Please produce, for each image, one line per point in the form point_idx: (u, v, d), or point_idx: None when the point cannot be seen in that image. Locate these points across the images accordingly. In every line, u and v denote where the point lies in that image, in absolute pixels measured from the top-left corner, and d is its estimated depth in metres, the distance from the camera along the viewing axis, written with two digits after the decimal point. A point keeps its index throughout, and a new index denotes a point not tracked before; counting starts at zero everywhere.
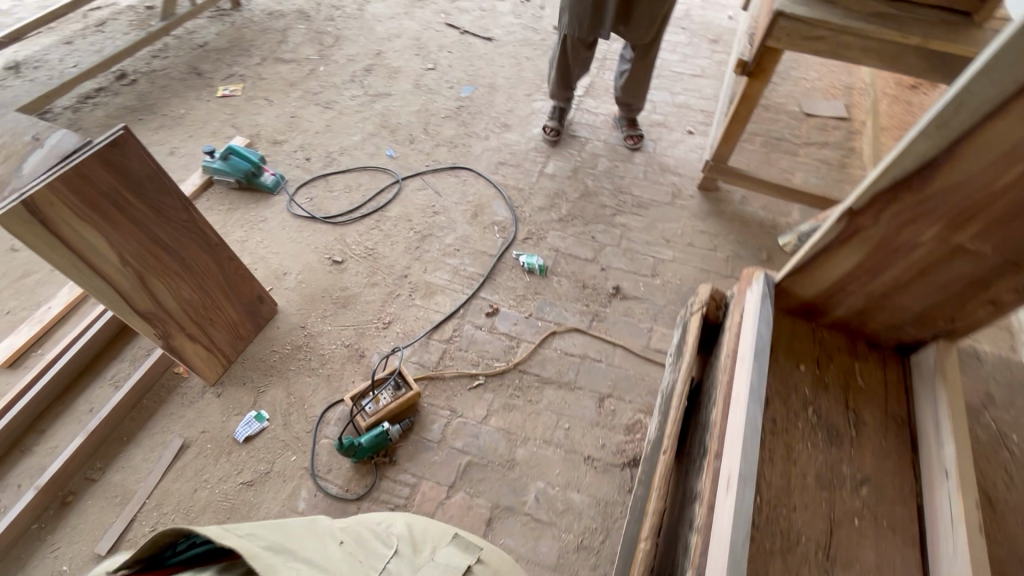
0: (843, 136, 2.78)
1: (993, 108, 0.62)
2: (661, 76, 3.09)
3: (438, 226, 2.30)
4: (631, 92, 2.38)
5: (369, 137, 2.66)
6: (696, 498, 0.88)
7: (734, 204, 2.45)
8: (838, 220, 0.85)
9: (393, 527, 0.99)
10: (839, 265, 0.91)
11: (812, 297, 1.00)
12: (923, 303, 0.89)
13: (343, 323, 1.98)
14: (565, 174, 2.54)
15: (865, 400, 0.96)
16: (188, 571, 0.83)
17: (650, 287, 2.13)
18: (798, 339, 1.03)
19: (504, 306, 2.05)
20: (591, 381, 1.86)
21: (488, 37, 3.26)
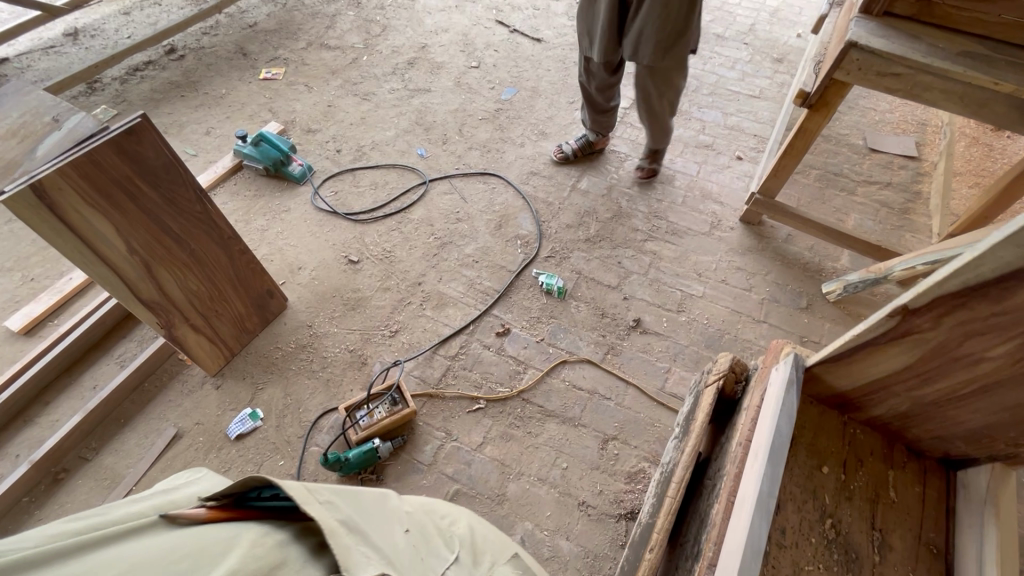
0: (910, 177, 2.54)
1: None
2: (716, 94, 2.91)
3: (460, 234, 2.23)
4: (666, 120, 2.18)
5: (403, 134, 2.60)
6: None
7: (777, 242, 2.27)
8: (887, 316, 0.72)
9: (454, 526, 1.01)
10: (884, 363, 0.78)
11: (848, 390, 0.87)
12: (982, 422, 0.75)
13: (349, 326, 1.93)
14: (599, 191, 2.41)
15: (895, 519, 0.83)
16: (267, 523, 0.76)
17: (673, 323, 2.00)
18: (825, 434, 0.89)
19: (516, 327, 1.96)
20: (597, 420, 1.75)
21: (537, 38, 3.14)
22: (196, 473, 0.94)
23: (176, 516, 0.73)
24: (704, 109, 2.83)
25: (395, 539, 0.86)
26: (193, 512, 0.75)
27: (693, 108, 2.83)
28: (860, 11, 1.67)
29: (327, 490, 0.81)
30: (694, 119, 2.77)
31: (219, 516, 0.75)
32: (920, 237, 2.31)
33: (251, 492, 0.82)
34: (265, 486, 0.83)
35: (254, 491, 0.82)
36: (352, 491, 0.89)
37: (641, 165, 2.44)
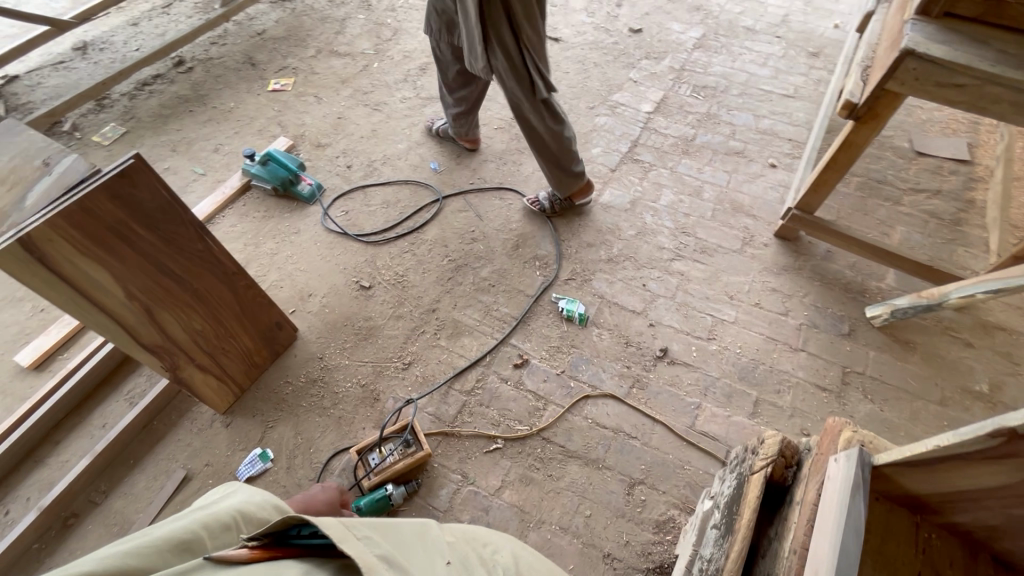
0: (962, 183, 2.34)
1: None
2: (747, 94, 2.73)
3: (475, 255, 2.13)
4: (557, 168, 2.03)
5: (415, 146, 2.51)
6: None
7: (815, 259, 2.11)
8: (987, 436, 0.59)
9: (496, 556, 1.03)
10: (976, 478, 0.65)
11: (925, 494, 0.74)
12: None
13: (361, 358, 1.86)
14: (622, 206, 2.29)
15: None
16: (309, 565, 0.76)
17: (704, 352, 1.87)
18: (894, 541, 0.77)
19: (535, 357, 1.86)
20: (622, 462, 1.65)
21: (555, 38, 3.04)
22: (231, 487, 1.00)
23: (217, 556, 0.74)
24: (733, 111, 2.65)
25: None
26: (233, 552, 0.75)
27: (721, 110, 2.65)
28: (916, 13, 1.50)
29: (366, 527, 0.86)
30: (723, 123, 2.60)
31: (262, 556, 0.76)
32: (973, 251, 2.12)
33: (291, 530, 0.80)
34: (304, 521, 0.81)
35: (295, 528, 0.80)
36: (390, 525, 0.95)
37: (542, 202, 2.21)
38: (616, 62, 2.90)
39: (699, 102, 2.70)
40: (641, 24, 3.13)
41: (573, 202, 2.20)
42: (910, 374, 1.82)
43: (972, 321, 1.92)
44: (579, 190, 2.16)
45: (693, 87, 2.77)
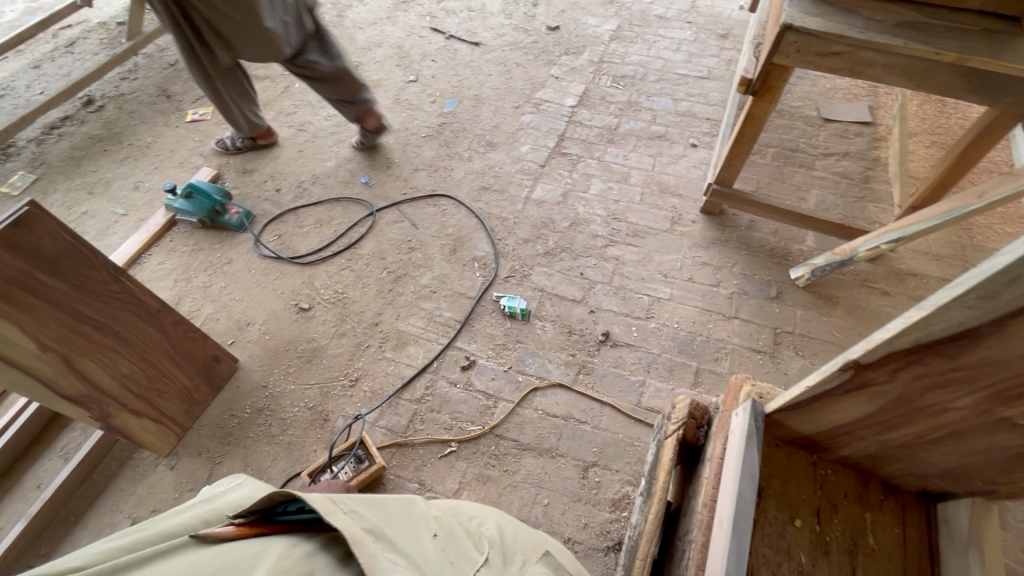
0: (867, 144, 2.49)
1: None
2: (665, 79, 2.83)
3: (414, 264, 2.14)
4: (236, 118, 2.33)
5: (344, 163, 2.50)
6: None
7: (740, 230, 2.21)
8: (839, 370, 0.65)
9: (484, 530, 0.94)
10: (845, 411, 0.71)
11: (813, 434, 0.80)
12: (954, 462, 0.69)
13: (307, 381, 1.84)
14: (554, 199, 2.34)
15: (875, 569, 0.76)
16: (297, 534, 0.75)
17: (644, 331, 1.93)
18: (794, 481, 0.82)
19: (481, 358, 1.88)
20: (574, 447, 1.69)
21: (475, 42, 3.08)
22: (232, 483, 1.02)
23: (203, 535, 0.75)
24: (653, 96, 2.74)
25: (428, 551, 0.78)
26: (221, 530, 0.76)
27: (641, 97, 2.74)
28: None
29: (352, 501, 0.78)
30: (644, 109, 2.69)
31: (249, 533, 0.76)
32: (882, 206, 2.26)
33: (279, 506, 0.81)
34: (290, 499, 0.82)
35: (281, 505, 0.81)
36: (380, 500, 0.85)
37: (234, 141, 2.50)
38: (537, 60, 2.96)
39: (619, 91, 2.78)
40: (558, 21, 3.20)
41: (257, 142, 2.50)
42: (835, 327, 1.92)
43: (886, 270, 2.05)
44: (263, 133, 2.48)
45: (612, 77, 2.85)
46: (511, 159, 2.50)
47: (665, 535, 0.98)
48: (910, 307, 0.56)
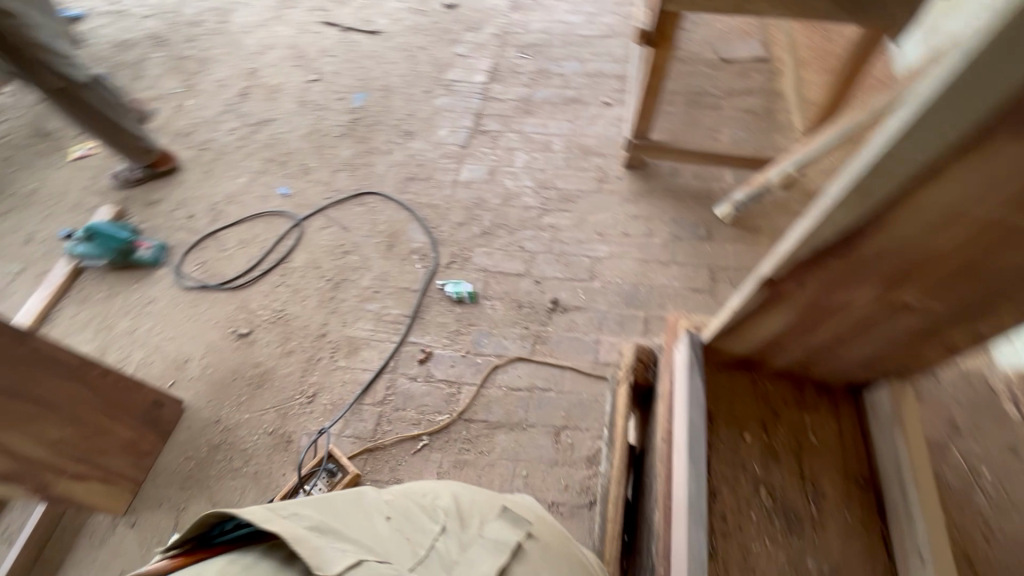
0: (765, 78, 2.62)
1: (933, 165, 0.46)
2: (569, 43, 2.84)
3: (352, 267, 2.08)
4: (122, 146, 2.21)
5: (258, 176, 2.37)
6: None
7: (664, 178, 2.28)
8: (758, 288, 0.69)
9: (437, 499, 0.87)
10: (771, 326, 0.76)
11: (747, 353, 0.85)
12: (869, 352, 0.76)
13: (262, 406, 1.78)
14: (481, 179, 2.32)
15: (821, 463, 0.83)
16: (235, 550, 0.72)
17: (590, 292, 1.98)
18: (739, 400, 0.88)
19: (437, 348, 1.88)
20: (543, 415, 1.73)
21: (373, 30, 2.97)
22: None
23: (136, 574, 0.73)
24: (561, 61, 2.76)
25: (381, 534, 0.76)
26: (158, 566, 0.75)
27: (550, 64, 2.75)
28: None
29: (293, 504, 0.75)
30: (555, 75, 2.70)
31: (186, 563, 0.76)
32: (787, 135, 2.40)
33: (215, 530, 0.80)
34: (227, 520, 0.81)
35: (217, 528, 0.80)
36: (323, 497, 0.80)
37: (132, 175, 2.33)
38: (440, 41, 2.90)
39: (527, 61, 2.77)
40: None
41: (157, 169, 2.35)
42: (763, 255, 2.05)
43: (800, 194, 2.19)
44: (159, 159, 2.34)
45: (518, 48, 2.84)
46: (431, 145, 2.45)
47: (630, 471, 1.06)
48: (805, 216, 0.60)
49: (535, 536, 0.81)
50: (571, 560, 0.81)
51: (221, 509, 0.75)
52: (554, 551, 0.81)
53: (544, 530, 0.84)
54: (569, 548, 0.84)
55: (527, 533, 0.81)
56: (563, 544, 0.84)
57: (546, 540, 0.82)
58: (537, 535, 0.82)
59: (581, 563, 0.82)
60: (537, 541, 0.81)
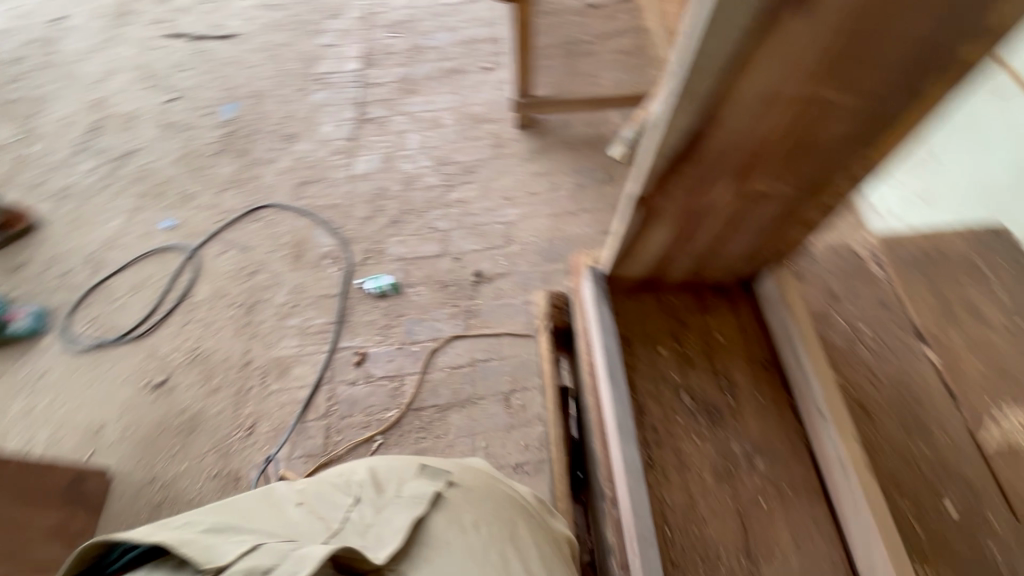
0: (632, 17, 2.69)
1: (741, 55, 0.50)
2: (437, 13, 2.77)
3: (262, 287, 1.97)
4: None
5: (134, 214, 2.17)
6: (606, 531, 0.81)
7: (557, 132, 2.32)
8: (633, 208, 0.73)
9: (352, 474, 0.81)
10: (656, 242, 0.80)
11: (645, 274, 0.90)
12: (746, 245, 0.83)
13: (199, 451, 1.68)
14: (378, 168, 2.26)
15: (730, 356, 0.90)
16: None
17: (509, 257, 2.00)
18: (649, 318, 0.93)
19: (371, 346, 1.84)
20: (490, 385, 1.75)
21: (226, 34, 2.75)
22: None
23: None
24: (432, 34, 2.69)
25: (288, 518, 0.70)
26: None
27: (422, 38, 2.67)
28: None
29: (187, 515, 0.69)
30: (430, 49, 2.63)
31: None
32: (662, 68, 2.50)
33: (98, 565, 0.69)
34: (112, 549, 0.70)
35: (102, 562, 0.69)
36: (220, 503, 0.74)
37: None
38: (302, 34, 2.74)
39: (399, 40, 2.69)
40: None
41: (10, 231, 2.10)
42: None
43: None
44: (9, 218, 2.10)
45: (386, 27, 2.73)
46: (317, 144, 2.34)
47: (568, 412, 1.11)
48: (652, 128, 0.63)
49: (457, 483, 0.78)
50: (497, 498, 0.79)
51: (100, 538, 0.66)
52: (479, 492, 0.78)
53: (468, 476, 0.81)
54: (497, 487, 0.83)
55: (447, 483, 0.77)
56: (490, 484, 0.82)
57: (470, 484, 0.80)
58: (459, 482, 0.79)
59: (509, 499, 0.81)
60: (459, 488, 0.78)
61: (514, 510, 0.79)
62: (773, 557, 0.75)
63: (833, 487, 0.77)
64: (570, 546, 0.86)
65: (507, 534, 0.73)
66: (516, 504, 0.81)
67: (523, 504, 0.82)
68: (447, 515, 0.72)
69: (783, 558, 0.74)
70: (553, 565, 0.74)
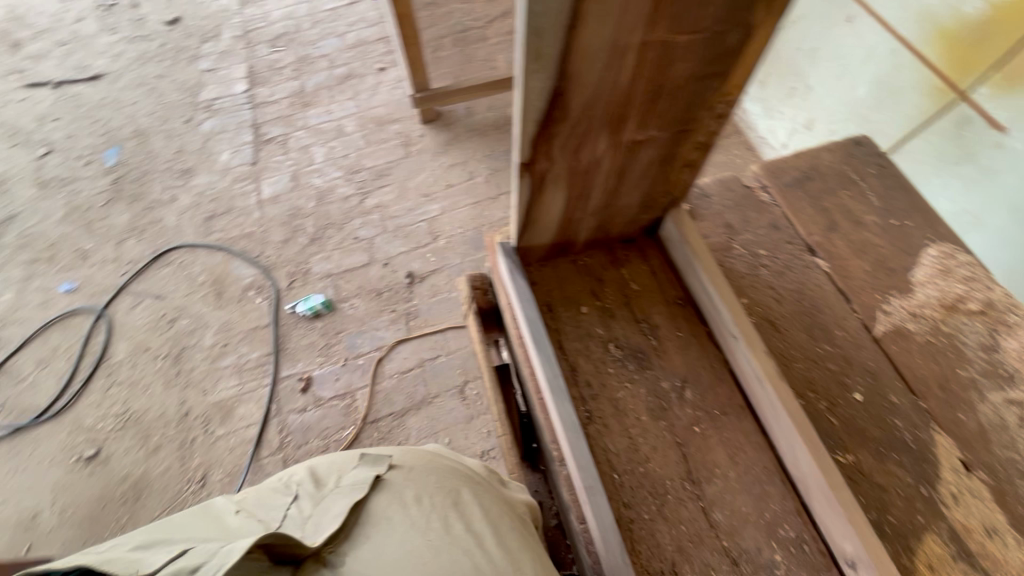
0: None
1: (572, 13, 0.51)
2: (319, 21, 2.68)
3: (186, 332, 1.87)
4: None
5: (26, 284, 2.00)
6: (560, 490, 0.84)
7: (463, 121, 2.32)
8: (521, 178, 0.74)
9: (294, 476, 0.86)
10: (554, 206, 0.83)
11: (553, 239, 0.92)
12: (639, 194, 0.87)
13: (150, 515, 1.58)
14: (287, 188, 2.18)
15: (648, 302, 0.94)
16: None
17: (439, 252, 2.00)
18: (566, 281, 0.96)
19: (315, 369, 1.79)
20: (443, 381, 1.75)
21: (93, 75, 2.56)
22: None
23: None
24: (318, 42, 2.61)
25: (227, 523, 0.74)
26: None
27: (308, 48, 2.59)
28: None
29: (124, 538, 0.71)
30: (318, 58, 2.55)
31: None
32: None
33: None
34: None
35: None
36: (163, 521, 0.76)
37: None
38: (178, 62, 2.58)
39: (284, 53, 2.58)
40: (174, 11, 2.77)
41: None
42: None
43: None
44: None
45: (268, 42, 2.62)
46: (217, 174, 2.23)
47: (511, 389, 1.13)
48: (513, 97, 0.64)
49: (398, 465, 0.81)
50: (441, 472, 0.81)
51: None
52: (422, 469, 0.80)
53: (410, 457, 0.83)
54: (442, 464, 0.84)
55: (388, 466, 0.80)
56: (435, 462, 0.84)
57: (412, 465, 0.81)
58: (401, 463, 0.81)
59: (454, 472, 0.82)
60: (400, 468, 0.80)
61: (459, 480, 0.81)
62: (714, 477, 0.80)
63: (755, 401, 0.83)
64: (531, 513, 0.88)
65: (450, 502, 0.75)
66: (461, 475, 0.82)
67: (470, 476, 0.84)
68: (387, 493, 0.75)
69: (722, 475, 0.80)
70: (500, 520, 0.75)
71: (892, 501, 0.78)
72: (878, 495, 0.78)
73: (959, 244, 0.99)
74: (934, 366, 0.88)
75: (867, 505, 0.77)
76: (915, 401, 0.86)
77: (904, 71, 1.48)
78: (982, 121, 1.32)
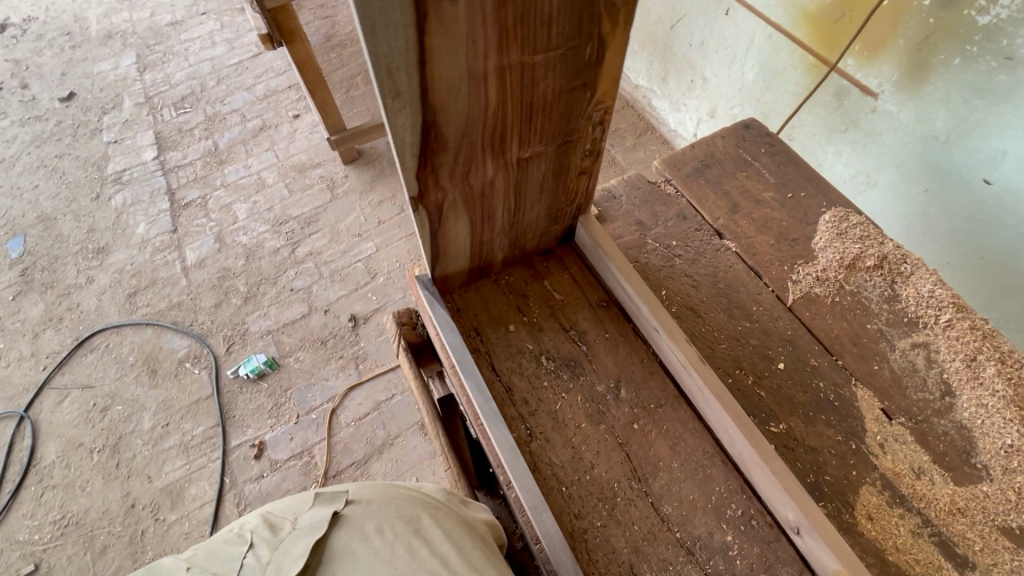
0: None
1: (419, 48, 0.52)
2: (225, 76, 2.64)
3: (122, 419, 1.76)
4: None
5: None
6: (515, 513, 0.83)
7: (385, 156, 2.32)
8: (417, 211, 0.74)
9: (246, 524, 0.77)
10: (460, 232, 0.83)
11: (469, 264, 0.93)
12: (543, 206, 0.88)
13: None
14: (212, 250, 2.10)
15: (573, 310, 0.95)
16: None
17: (379, 290, 1.97)
18: (491, 303, 0.96)
19: (267, 432, 1.71)
20: (401, 420, 1.71)
21: None
22: None
23: None
24: (227, 98, 2.56)
25: None
26: None
27: (217, 106, 2.53)
28: None
29: None
30: (229, 114, 2.50)
31: None
32: None
33: None
34: None
35: None
36: None
37: None
38: (79, 139, 2.47)
39: (191, 114, 2.52)
40: (68, 86, 2.66)
41: None
42: None
43: None
44: None
45: (173, 105, 2.55)
46: (136, 247, 2.13)
47: (454, 422, 1.10)
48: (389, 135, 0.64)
49: (356, 499, 0.76)
50: (400, 500, 0.76)
51: None
52: (381, 500, 0.75)
53: (367, 489, 0.78)
54: (401, 492, 0.79)
55: (345, 502, 0.75)
56: (394, 490, 0.78)
57: (370, 497, 0.76)
58: (358, 497, 0.76)
59: (414, 499, 0.77)
60: (358, 503, 0.75)
61: (420, 506, 0.76)
62: (659, 471, 0.81)
63: (687, 388, 0.85)
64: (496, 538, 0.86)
65: (412, 531, 0.71)
66: (421, 501, 0.77)
67: (429, 499, 0.78)
68: (349, 530, 0.71)
69: (666, 467, 0.81)
70: (466, 544, 0.72)
71: (827, 461, 0.81)
72: (812, 456, 0.81)
73: (850, 207, 1.05)
74: (845, 324, 0.93)
75: (804, 470, 0.80)
76: (833, 360, 0.90)
77: (782, 53, 1.59)
78: (855, 90, 1.42)
